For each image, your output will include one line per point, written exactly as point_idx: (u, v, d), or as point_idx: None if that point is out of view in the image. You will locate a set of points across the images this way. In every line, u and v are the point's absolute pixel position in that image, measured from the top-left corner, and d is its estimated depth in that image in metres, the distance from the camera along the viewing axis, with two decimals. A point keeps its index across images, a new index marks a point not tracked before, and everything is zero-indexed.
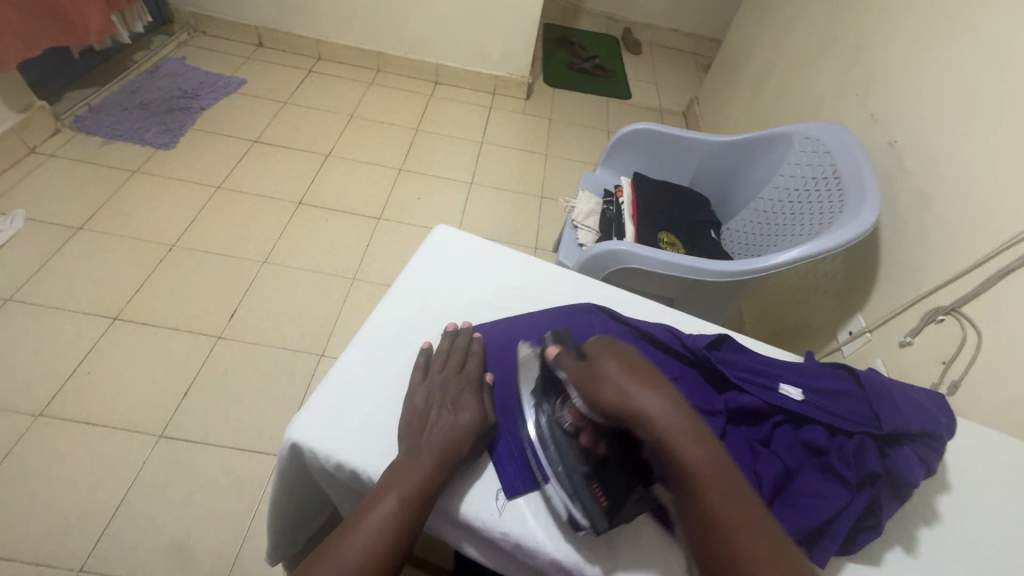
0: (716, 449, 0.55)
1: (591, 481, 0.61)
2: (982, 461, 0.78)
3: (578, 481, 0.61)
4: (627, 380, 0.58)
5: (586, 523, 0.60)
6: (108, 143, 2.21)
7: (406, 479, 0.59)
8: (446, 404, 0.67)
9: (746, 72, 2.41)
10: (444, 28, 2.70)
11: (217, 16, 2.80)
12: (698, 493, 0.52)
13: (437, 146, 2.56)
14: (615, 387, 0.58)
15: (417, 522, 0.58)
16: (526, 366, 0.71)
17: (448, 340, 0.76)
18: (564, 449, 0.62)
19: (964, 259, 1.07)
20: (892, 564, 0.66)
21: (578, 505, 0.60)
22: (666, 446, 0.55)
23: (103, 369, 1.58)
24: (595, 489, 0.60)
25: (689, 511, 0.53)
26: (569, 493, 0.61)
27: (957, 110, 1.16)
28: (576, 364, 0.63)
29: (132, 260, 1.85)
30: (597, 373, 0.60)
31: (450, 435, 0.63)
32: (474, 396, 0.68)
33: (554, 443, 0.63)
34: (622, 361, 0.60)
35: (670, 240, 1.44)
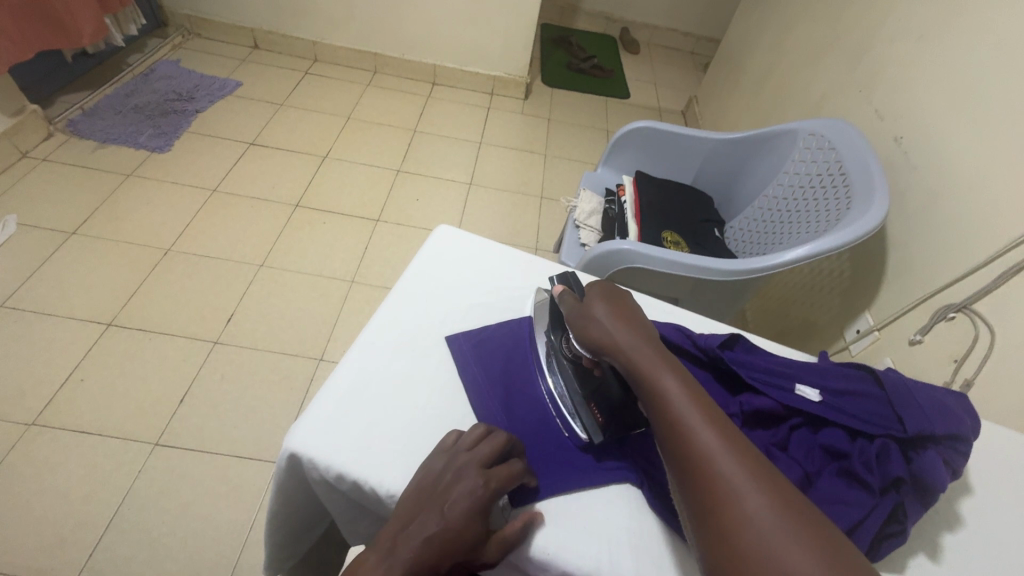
0: (691, 380, 0.57)
1: (587, 400, 0.69)
2: (1004, 463, 0.76)
3: (577, 399, 0.69)
4: (611, 320, 0.65)
5: (585, 438, 0.68)
6: (102, 147, 2.19)
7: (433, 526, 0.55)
8: (444, 493, 0.58)
9: (746, 70, 2.39)
10: (441, 28, 2.68)
11: (212, 18, 2.78)
12: (674, 417, 0.53)
13: (435, 147, 2.54)
14: (599, 326, 0.65)
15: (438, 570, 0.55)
16: (540, 306, 0.79)
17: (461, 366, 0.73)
18: (567, 368, 0.72)
19: (976, 255, 1.05)
20: (916, 571, 0.64)
21: (578, 420, 0.69)
22: (643, 377, 0.58)
23: (97, 377, 1.54)
24: (592, 405, 0.69)
25: (666, 438, 0.53)
26: (570, 411, 0.70)
27: (966, 104, 1.14)
28: (574, 305, 0.71)
29: (126, 265, 1.82)
30: (586, 314, 0.67)
31: (438, 537, 0.55)
32: (481, 484, 0.58)
33: (560, 369, 0.73)
34: (609, 305, 0.67)
35: (674, 239, 1.42)
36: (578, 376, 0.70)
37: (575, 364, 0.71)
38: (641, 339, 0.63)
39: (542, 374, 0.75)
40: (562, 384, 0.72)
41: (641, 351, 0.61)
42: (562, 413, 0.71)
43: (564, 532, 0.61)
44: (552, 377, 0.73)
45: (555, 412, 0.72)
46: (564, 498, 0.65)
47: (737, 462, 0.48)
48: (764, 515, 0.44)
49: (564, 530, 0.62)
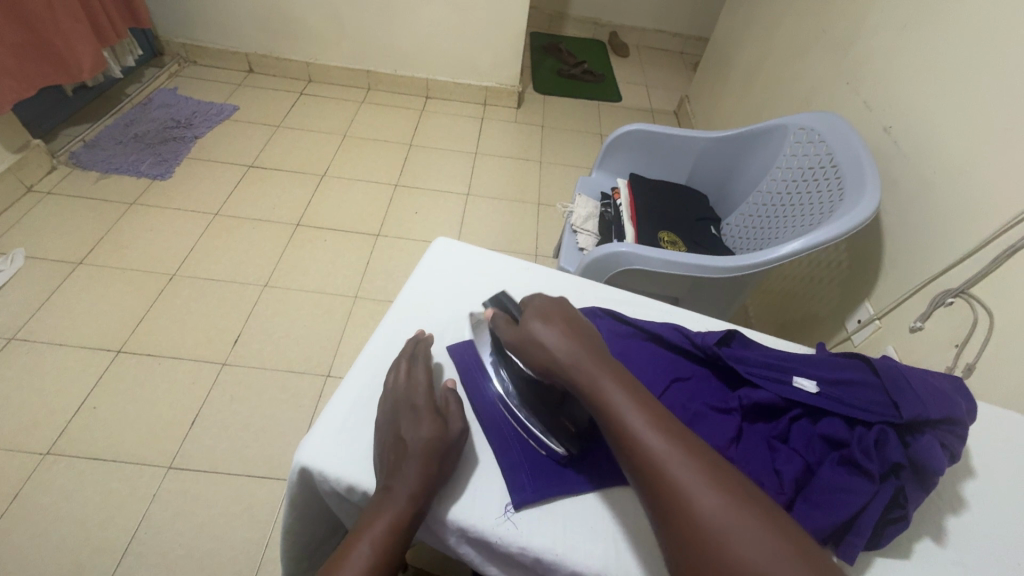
0: (641, 392, 0.58)
1: (557, 416, 0.69)
2: (1007, 445, 0.76)
3: (543, 417, 0.69)
4: (551, 338, 0.64)
5: (562, 452, 0.67)
6: (105, 177, 2.22)
7: (374, 517, 0.57)
8: (400, 428, 0.63)
9: (735, 68, 2.41)
10: (431, 43, 2.72)
11: (206, 45, 2.83)
12: (627, 432, 0.54)
13: (432, 160, 2.57)
14: (540, 343, 0.65)
15: (392, 559, 0.56)
16: (478, 326, 0.79)
17: (406, 353, 0.73)
18: (517, 382, 0.71)
19: (969, 240, 1.06)
20: (922, 556, 0.64)
21: (552, 436, 0.68)
22: (591, 390, 0.59)
23: (109, 404, 1.57)
24: (562, 419, 0.69)
25: (623, 453, 0.55)
26: (539, 432, 0.68)
27: (951, 92, 1.16)
28: (509, 326, 0.69)
29: (133, 292, 1.85)
30: (524, 334, 0.66)
31: (409, 461, 0.60)
32: (426, 436, 0.62)
33: (514, 391, 0.71)
34: (547, 321, 0.66)
35: (671, 239, 1.43)
36: (532, 390, 0.70)
37: (527, 382, 0.70)
38: (584, 353, 0.62)
39: (489, 378, 0.75)
40: (515, 398, 0.71)
41: (585, 366, 0.60)
42: (533, 432, 0.69)
43: (569, 535, 0.62)
44: (497, 377, 0.74)
45: (523, 430, 0.70)
46: (570, 500, 0.66)
47: (695, 476, 0.50)
48: (716, 513, 0.48)
49: (567, 533, 0.63)
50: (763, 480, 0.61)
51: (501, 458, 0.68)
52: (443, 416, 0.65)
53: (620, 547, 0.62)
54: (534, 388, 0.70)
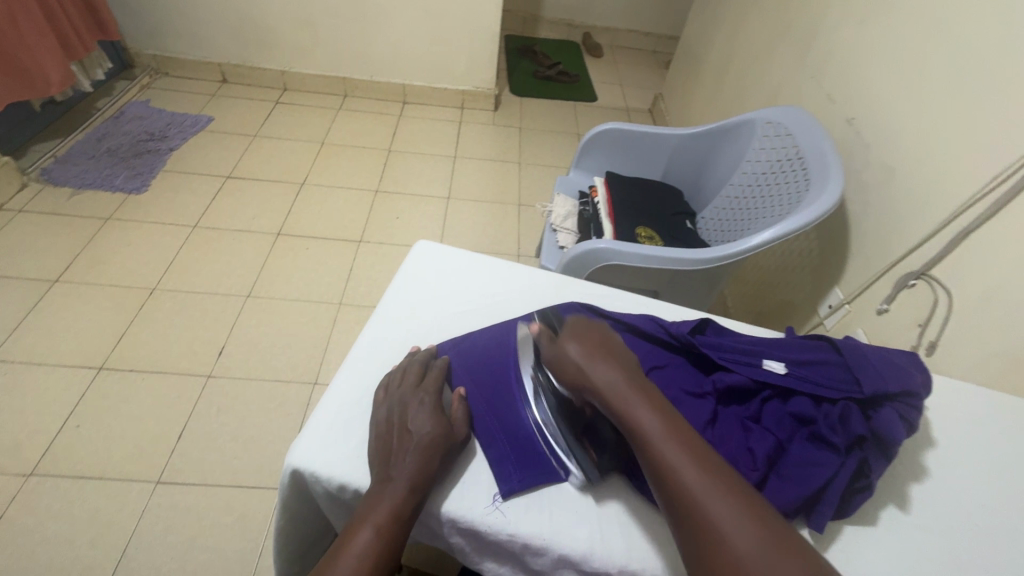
0: (669, 416, 0.61)
1: (581, 441, 0.69)
2: (965, 416, 0.81)
3: (570, 438, 0.69)
4: (587, 360, 0.67)
5: (582, 478, 0.68)
6: (78, 192, 2.19)
7: (378, 505, 0.59)
8: (405, 426, 0.66)
9: (705, 66, 2.47)
10: (406, 49, 2.74)
11: (178, 56, 2.80)
12: (656, 454, 0.57)
13: (411, 165, 2.58)
14: (574, 365, 0.68)
15: (394, 547, 0.58)
16: (522, 342, 0.78)
17: (409, 358, 0.76)
18: (553, 406, 0.71)
19: (928, 224, 1.12)
20: (888, 523, 0.69)
21: (573, 458, 0.68)
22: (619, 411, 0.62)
23: (93, 421, 1.55)
24: (586, 444, 0.69)
25: (650, 471, 0.58)
26: (563, 453, 0.69)
27: (907, 84, 1.22)
28: (552, 346, 0.72)
29: (113, 308, 1.83)
30: (560, 354, 0.70)
31: (414, 455, 0.63)
32: (431, 435, 0.65)
33: (548, 408, 0.71)
34: (583, 343, 0.69)
35: (648, 234, 1.47)
36: (565, 412, 0.70)
37: (563, 402, 0.71)
38: (617, 377, 0.65)
39: (528, 402, 0.74)
40: (549, 418, 0.71)
41: (618, 389, 0.63)
42: (556, 451, 0.69)
43: (556, 519, 0.65)
44: (534, 390, 0.74)
45: (548, 453, 0.70)
46: (557, 488, 0.68)
47: (720, 496, 0.53)
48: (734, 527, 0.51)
49: (556, 516, 0.65)
50: (738, 458, 0.64)
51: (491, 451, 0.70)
52: (447, 418, 0.69)
53: (606, 529, 0.65)
54: (569, 411, 0.71)
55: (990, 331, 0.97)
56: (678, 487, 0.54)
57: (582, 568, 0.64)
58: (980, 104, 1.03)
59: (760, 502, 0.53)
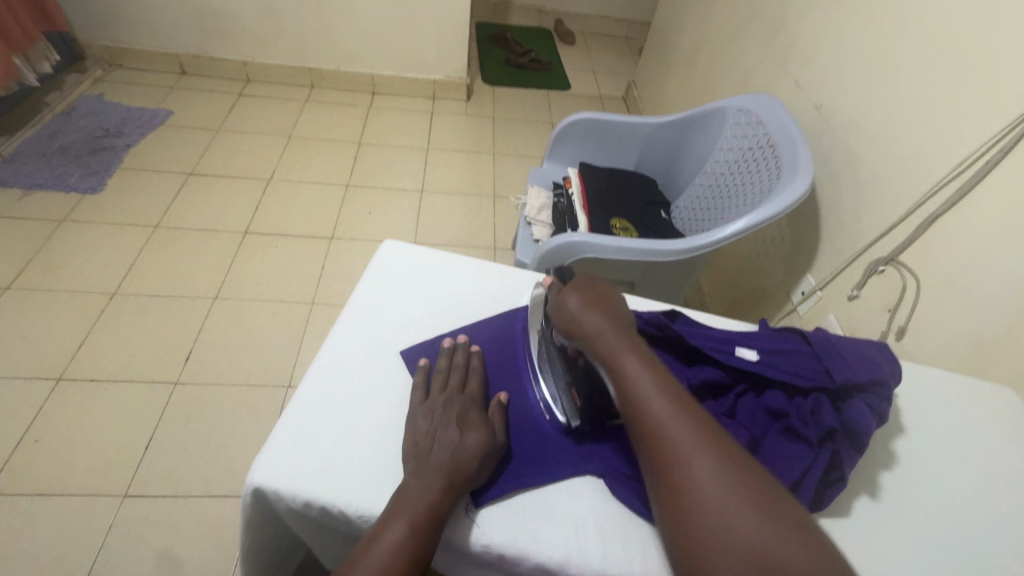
0: (651, 361, 0.63)
1: (569, 387, 0.72)
2: (933, 401, 0.82)
3: (560, 382, 0.73)
4: (582, 308, 0.70)
5: (566, 423, 0.72)
6: (28, 193, 2.08)
7: (417, 501, 0.58)
8: (452, 425, 0.66)
9: (677, 52, 2.46)
10: (374, 37, 2.66)
11: (131, 47, 2.66)
12: (637, 396, 0.59)
13: (382, 157, 2.52)
14: (570, 315, 0.71)
15: (428, 548, 0.57)
16: (534, 304, 0.83)
17: (447, 357, 0.76)
18: (553, 359, 0.75)
19: (895, 211, 1.13)
20: (861, 512, 0.69)
21: (559, 404, 0.72)
22: (608, 360, 0.65)
23: (53, 435, 1.48)
24: (572, 391, 0.72)
25: (631, 417, 0.60)
26: (551, 397, 0.74)
27: (872, 70, 1.22)
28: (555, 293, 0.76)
29: (71, 315, 1.75)
30: (560, 304, 0.73)
31: (460, 457, 0.63)
32: (481, 440, 0.65)
33: (546, 358, 0.77)
34: (581, 294, 0.73)
35: (623, 225, 1.46)
36: (565, 365, 0.75)
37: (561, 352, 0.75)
38: (608, 326, 0.68)
39: (536, 381, 0.77)
40: (551, 378, 0.75)
41: (606, 337, 0.66)
42: (548, 401, 0.74)
43: (531, 529, 0.64)
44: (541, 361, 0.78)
45: (547, 413, 0.74)
46: (532, 494, 0.67)
47: (684, 434, 0.55)
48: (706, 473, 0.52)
49: (530, 524, 0.64)
50: None
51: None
52: (492, 424, 0.69)
53: (580, 536, 0.64)
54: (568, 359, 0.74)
55: (956, 316, 0.98)
56: (644, 422, 0.58)
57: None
58: (944, 89, 1.03)
59: (720, 441, 0.55)
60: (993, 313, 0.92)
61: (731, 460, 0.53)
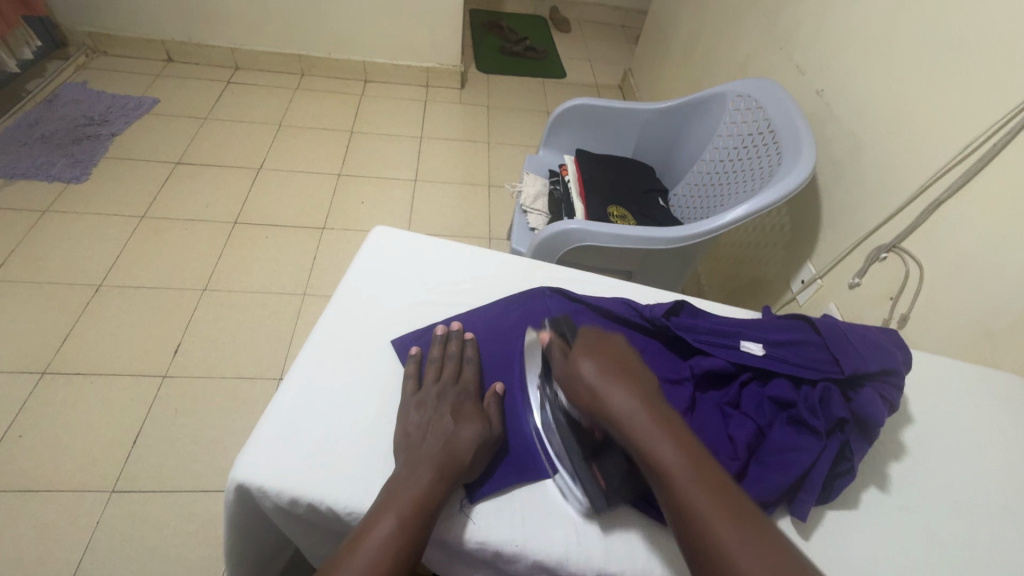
0: (693, 445, 0.54)
1: (589, 466, 0.62)
2: (940, 390, 0.80)
3: (576, 459, 0.63)
4: (601, 381, 0.60)
5: (588, 506, 0.62)
6: (10, 183, 2.02)
7: (407, 492, 0.56)
8: (444, 416, 0.63)
9: (674, 39, 2.42)
10: (365, 23, 2.60)
11: (115, 33, 2.59)
12: (686, 504, 0.50)
13: (375, 146, 2.47)
14: (590, 388, 0.61)
15: (420, 540, 0.54)
16: (532, 348, 0.75)
17: (439, 346, 0.73)
18: (563, 428, 0.65)
19: (899, 197, 1.10)
20: (869, 504, 0.67)
21: (579, 485, 0.62)
22: (643, 450, 0.55)
23: (37, 430, 1.44)
24: (593, 467, 0.62)
25: (682, 527, 0.51)
26: (568, 479, 0.64)
27: (876, 53, 1.19)
28: (561, 359, 0.66)
29: (55, 308, 1.70)
30: (572, 372, 0.62)
31: (453, 448, 0.60)
32: (475, 430, 0.62)
33: (555, 427, 0.66)
34: (597, 360, 0.62)
35: (621, 213, 1.43)
36: (577, 435, 0.64)
37: (570, 420, 0.65)
38: (635, 403, 0.58)
39: (532, 409, 0.70)
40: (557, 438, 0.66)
41: (637, 418, 0.56)
42: (562, 471, 0.64)
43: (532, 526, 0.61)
44: (542, 411, 0.69)
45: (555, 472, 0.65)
46: (529, 488, 0.65)
47: (755, 554, 0.46)
48: None
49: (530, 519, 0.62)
50: (717, 447, 0.61)
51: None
52: (487, 414, 0.66)
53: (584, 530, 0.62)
54: (578, 430, 0.65)
55: (962, 303, 0.96)
56: (705, 531, 0.49)
57: (557, 572, 0.60)
58: (949, 72, 1.01)
59: (788, 547, 0.47)
60: (1000, 301, 0.90)
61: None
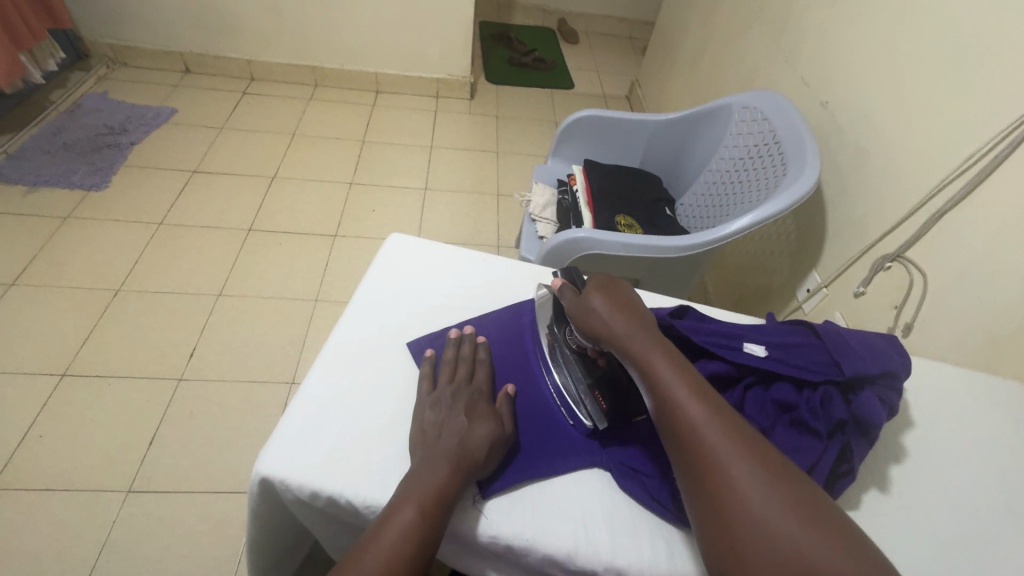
0: (686, 364, 0.61)
1: (592, 391, 0.72)
2: (943, 396, 0.82)
3: (581, 386, 0.73)
4: (608, 310, 0.69)
5: (591, 426, 0.71)
6: (33, 190, 2.08)
7: (425, 487, 0.58)
8: (460, 414, 0.66)
9: (681, 51, 2.46)
10: (378, 35, 2.66)
11: (136, 45, 2.67)
12: (673, 401, 0.57)
13: (386, 156, 2.52)
14: (598, 315, 0.69)
15: (438, 531, 0.56)
16: (541, 304, 0.82)
17: (454, 348, 0.76)
18: (571, 364, 0.74)
19: (902, 207, 1.12)
20: (871, 506, 0.69)
21: (583, 408, 0.72)
22: (640, 362, 0.63)
23: (57, 431, 1.48)
24: (597, 395, 0.72)
25: (668, 425, 0.57)
26: (575, 403, 0.73)
27: (880, 66, 1.22)
28: (573, 296, 0.75)
29: (75, 311, 1.75)
30: (584, 305, 0.72)
31: (468, 445, 0.63)
32: (489, 428, 0.65)
33: (565, 362, 0.75)
34: (606, 295, 0.72)
35: (628, 222, 1.45)
36: (584, 366, 0.74)
37: (579, 355, 0.75)
38: (637, 328, 0.66)
39: (549, 370, 0.77)
40: (567, 372, 0.74)
41: (639, 337, 0.65)
42: (568, 401, 0.74)
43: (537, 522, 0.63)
44: (556, 362, 0.77)
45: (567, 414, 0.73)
46: (540, 486, 0.67)
47: (726, 437, 0.54)
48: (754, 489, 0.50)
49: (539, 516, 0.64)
50: None
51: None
52: (500, 414, 0.69)
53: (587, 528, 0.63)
54: (587, 361, 0.74)
55: (965, 312, 0.98)
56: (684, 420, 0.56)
57: (568, 568, 0.62)
58: (952, 86, 1.03)
59: (764, 446, 0.54)
60: (1002, 309, 0.91)
61: (775, 463, 0.52)
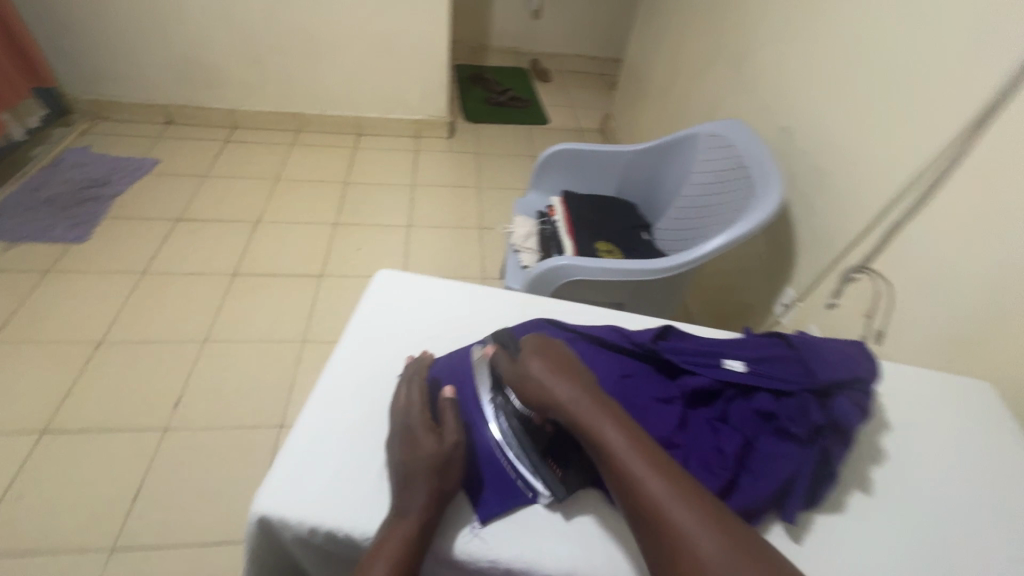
0: (632, 427, 0.63)
1: (546, 461, 0.69)
2: (916, 398, 0.86)
3: (535, 455, 0.68)
4: (551, 378, 0.67)
5: (549, 496, 0.67)
6: (13, 246, 2.07)
7: (405, 518, 0.60)
8: (428, 429, 0.67)
9: (649, 85, 2.59)
10: (358, 82, 2.75)
11: (118, 100, 2.71)
12: (628, 474, 0.58)
13: (370, 195, 2.57)
14: (537, 383, 0.68)
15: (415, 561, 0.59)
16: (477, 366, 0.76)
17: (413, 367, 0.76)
18: (518, 430, 0.70)
19: (863, 222, 1.19)
20: (856, 508, 0.71)
21: (539, 477, 0.68)
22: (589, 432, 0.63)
23: (37, 490, 1.43)
24: (550, 459, 0.69)
25: (624, 495, 0.58)
26: (530, 476, 0.68)
27: (831, 93, 1.31)
28: (511, 364, 0.72)
29: (56, 366, 1.72)
30: (525, 373, 0.69)
31: (441, 467, 0.64)
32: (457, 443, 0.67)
33: (511, 434, 0.70)
34: (545, 360, 0.69)
35: (608, 248, 1.51)
36: (529, 433, 0.70)
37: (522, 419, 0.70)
38: (580, 394, 0.66)
39: (487, 420, 0.72)
40: (508, 434, 0.70)
41: (584, 405, 0.64)
42: (515, 465, 0.69)
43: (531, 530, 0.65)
44: (496, 421, 0.71)
45: (512, 472, 0.69)
46: (535, 509, 0.68)
47: (680, 501, 0.55)
48: (710, 548, 0.52)
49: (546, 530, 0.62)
50: (708, 459, 0.65)
51: (482, 471, 0.68)
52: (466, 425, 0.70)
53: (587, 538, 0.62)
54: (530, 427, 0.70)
55: (930, 318, 1.03)
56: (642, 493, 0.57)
57: None
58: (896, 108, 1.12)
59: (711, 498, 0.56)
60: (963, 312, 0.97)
61: (730, 521, 0.54)
